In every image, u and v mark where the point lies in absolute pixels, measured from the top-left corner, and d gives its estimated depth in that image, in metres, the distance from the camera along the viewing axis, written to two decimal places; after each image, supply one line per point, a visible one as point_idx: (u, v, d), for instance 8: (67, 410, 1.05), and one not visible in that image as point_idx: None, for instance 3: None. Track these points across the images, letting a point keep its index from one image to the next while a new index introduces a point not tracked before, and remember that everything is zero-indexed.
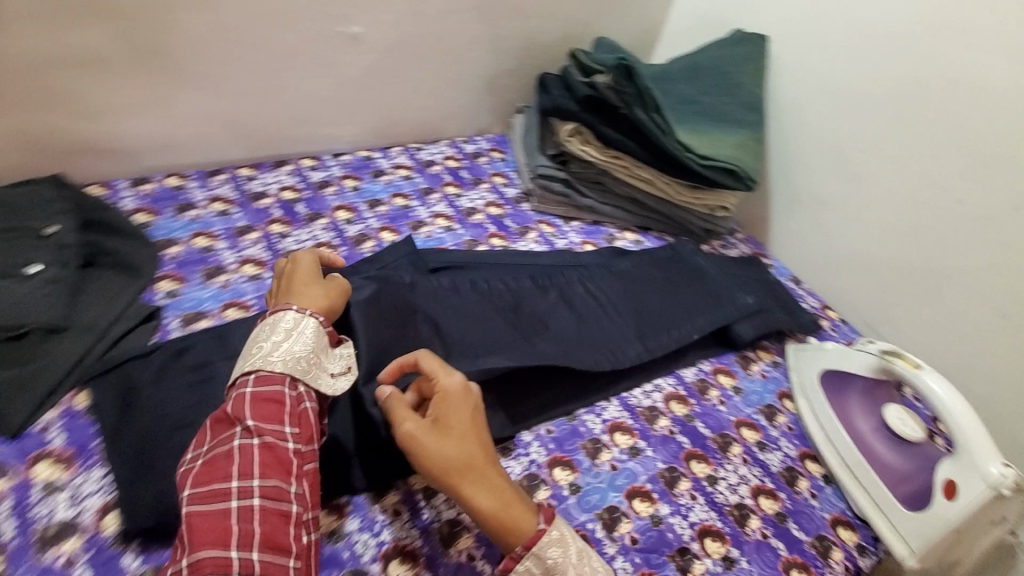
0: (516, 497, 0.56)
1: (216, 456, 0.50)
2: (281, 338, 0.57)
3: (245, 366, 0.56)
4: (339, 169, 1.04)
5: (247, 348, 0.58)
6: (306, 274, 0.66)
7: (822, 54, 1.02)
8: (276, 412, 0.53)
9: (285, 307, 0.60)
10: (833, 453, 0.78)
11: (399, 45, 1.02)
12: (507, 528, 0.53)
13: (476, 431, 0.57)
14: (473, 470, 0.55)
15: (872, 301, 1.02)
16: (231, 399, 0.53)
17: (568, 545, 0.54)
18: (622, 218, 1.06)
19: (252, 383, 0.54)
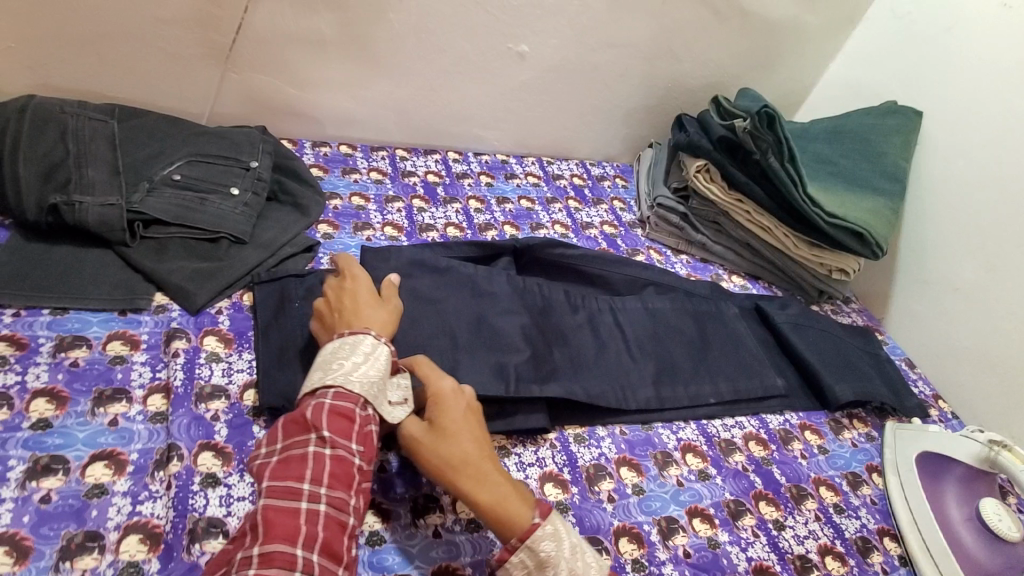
0: (515, 491, 0.57)
1: (291, 458, 0.53)
2: (359, 360, 0.59)
3: (324, 379, 0.57)
4: (478, 165, 1.17)
5: (322, 366, 0.59)
6: (368, 292, 0.67)
7: (991, 139, 0.97)
8: (346, 424, 0.55)
9: (364, 331, 0.61)
10: (914, 532, 0.73)
11: (557, 67, 1.13)
12: (502, 521, 0.55)
13: (469, 427, 0.59)
14: (468, 465, 0.57)
15: (997, 406, 0.93)
16: (307, 406, 0.55)
17: (560, 539, 0.54)
18: (732, 262, 1.07)
19: (330, 396, 0.56)
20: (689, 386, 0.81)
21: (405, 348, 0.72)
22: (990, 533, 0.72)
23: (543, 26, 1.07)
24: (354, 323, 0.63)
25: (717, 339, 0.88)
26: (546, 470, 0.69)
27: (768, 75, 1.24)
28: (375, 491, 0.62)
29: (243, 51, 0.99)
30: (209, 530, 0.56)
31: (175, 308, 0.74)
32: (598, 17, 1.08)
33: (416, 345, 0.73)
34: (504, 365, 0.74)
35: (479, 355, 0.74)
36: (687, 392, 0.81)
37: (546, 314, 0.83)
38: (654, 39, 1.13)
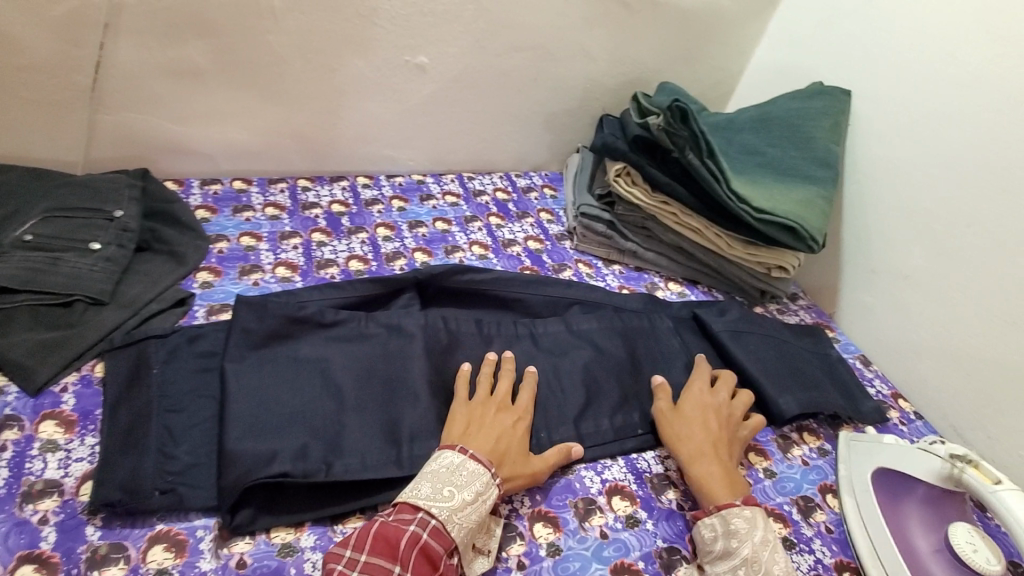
0: (727, 478, 0.65)
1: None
2: (468, 498, 0.56)
3: (432, 503, 0.54)
4: (390, 189, 1.09)
5: (435, 480, 0.56)
6: (518, 432, 0.65)
7: (916, 113, 0.90)
8: (428, 572, 0.52)
9: (486, 468, 0.58)
10: (877, 567, 0.63)
11: (464, 76, 1.06)
12: (712, 491, 0.64)
13: (703, 420, 0.71)
14: (700, 444, 0.68)
15: (958, 400, 0.86)
16: (406, 531, 0.52)
17: (755, 526, 0.59)
18: (667, 267, 1.00)
19: (429, 530, 0.53)
20: (615, 417, 0.73)
21: (270, 416, 0.62)
22: (965, 567, 0.60)
23: (440, 35, 1.00)
24: (483, 448, 0.61)
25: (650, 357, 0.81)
26: None
27: (691, 67, 1.17)
28: None
29: (109, 89, 0.90)
30: None
31: (12, 390, 0.64)
32: (497, 20, 1.01)
33: (291, 407, 0.64)
34: (397, 421, 0.65)
35: (367, 410, 0.65)
36: (610, 425, 0.72)
37: (455, 353, 0.73)
38: (563, 38, 1.06)
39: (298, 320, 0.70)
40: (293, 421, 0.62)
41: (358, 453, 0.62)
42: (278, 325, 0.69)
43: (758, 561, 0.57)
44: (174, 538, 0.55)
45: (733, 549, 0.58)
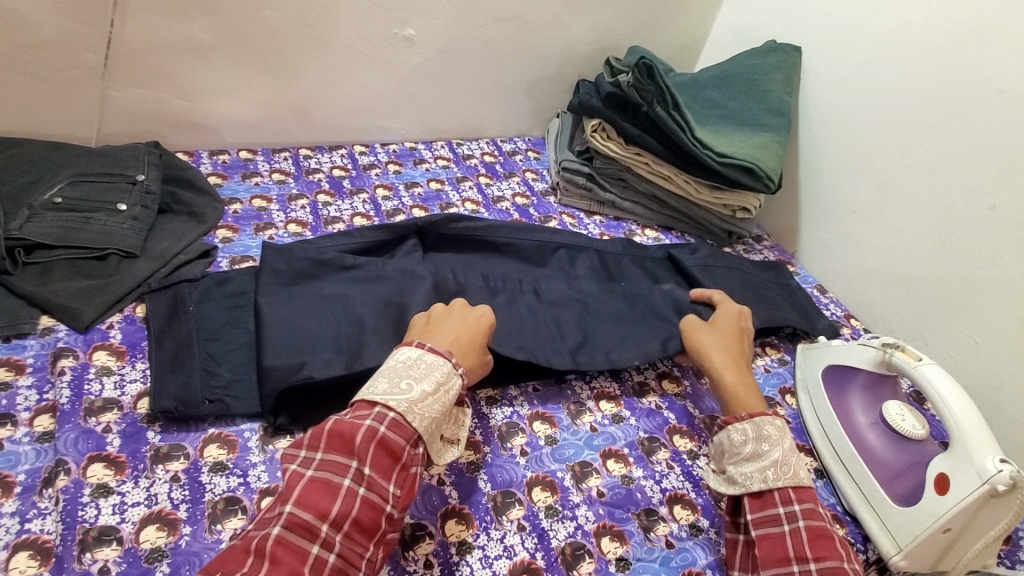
0: (755, 394, 0.72)
1: (324, 481, 0.53)
2: (427, 389, 0.60)
3: (391, 399, 0.58)
4: (385, 155, 1.17)
5: (393, 374, 0.60)
6: (475, 333, 0.69)
7: (857, 63, 1.01)
8: (387, 462, 0.56)
9: (444, 360, 0.62)
10: (826, 445, 0.75)
11: (448, 48, 1.14)
12: (746, 402, 0.70)
13: (739, 341, 0.79)
14: (737, 359, 0.76)
15: (900, 314, 0.97)
16: (360, 427, 0.55)
17: (786, 434, 0.65)
18: (643, 216, 1.10)
19: (385, 425, 0.56)
20: (611, 353, 0.80)
21: (296, 339, 0.71)
22: (895, 433, 0.71)
23: (425, 8, 1.08)
24: (438, 344, 0.65)
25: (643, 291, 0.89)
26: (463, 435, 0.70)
27: (658, 33, 1.27)
28: (276, 478, 0.62)
29: (120, 66, 0.97)
30: (101, 539, 0.55)
31: (63, 328, 0.72)
32: None
33: (317, 330, 0.72)
34: None
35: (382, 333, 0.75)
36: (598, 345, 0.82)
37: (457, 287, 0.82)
38: (538, 9, 1.15)
39: (321, 262, 0.80)
40: (320, 343, 0.71)
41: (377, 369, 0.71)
42: (305, 266, 0.79)
43: (787, 463, 0.63)
44: (225, 438, 0.65)
45: (763, 452, 0.64)
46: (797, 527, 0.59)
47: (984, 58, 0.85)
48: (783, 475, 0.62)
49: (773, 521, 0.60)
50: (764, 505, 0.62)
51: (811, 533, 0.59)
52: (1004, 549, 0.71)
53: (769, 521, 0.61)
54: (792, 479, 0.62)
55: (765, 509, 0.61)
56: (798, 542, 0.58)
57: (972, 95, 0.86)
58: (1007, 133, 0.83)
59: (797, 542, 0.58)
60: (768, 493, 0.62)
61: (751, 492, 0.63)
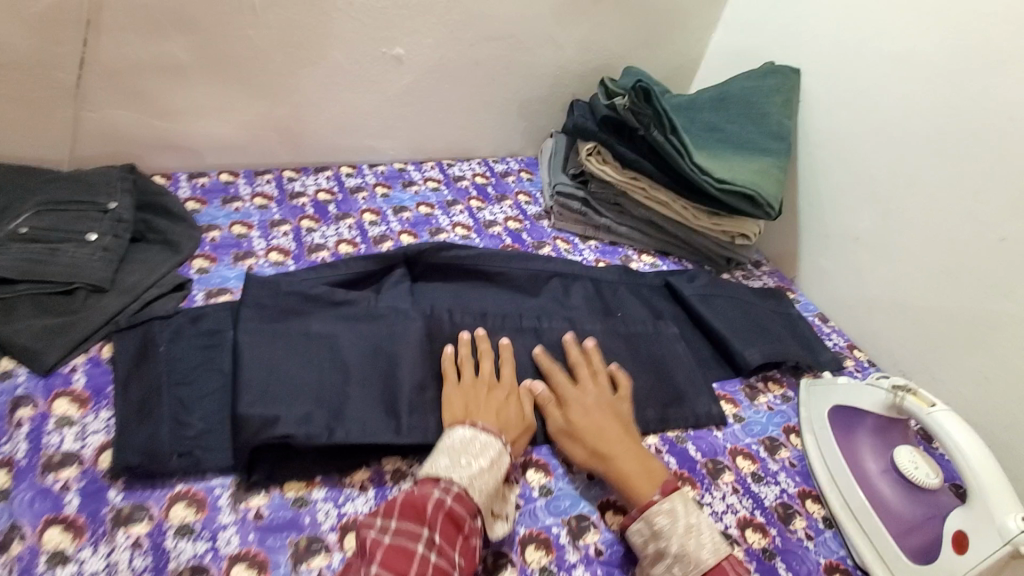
0: (644, 474, 0.65)
1: (400, 546, 0.53)
2: (483, 466, 0.61)
3: (451, 474, 0.59)
4: (373, 177, 1.13)
5: (451, 452, 0.62)
6: (517, 406, 0.71)
7: (857, 88, 0.98)
8: (454, 532, 0.56)
9: (496, 436, 0.64)
10: (835, 492, 0.71)
11: (438, 67, 1.11)
12: (634, 490, 0.64)
13: (596, 421, 0.69)
14: (603, 447, 0.67)
15: (904, 346, 0.94)
16: (430, 496, 0.57)
17: (675, 518, 0.60)
18: (640, 241, 1.07)
19: (450, 496, 0.57)
20: None
21: (272, 383, 0.66)
22: (907, 482, 0.68)
23: (414, 26, 1.04)
24: (488, 420, 0.67)
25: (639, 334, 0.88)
26: None
27: (653, 53, 1.24)
28: (249, 542, 0.58)
29: (95, 87, 0.92)
30: None
31: (22, 372, 0.67)
32: (469, 11, 1.06)
33: (297, 375, 0.68)
34: (396, 384, 0.70)
35: (367, 376, 0.71)
36: None
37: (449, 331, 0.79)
38: (531, 28, 1.12)
39: (311, 297, 0.77)
40: (301, 389, 0.67)
41: (359, 418, 0.66)
42: (293, 303, 0.75)
43: (687, 554, 0.59)
44: (193, 496, 0.60)
45: (662, 550, 0.59)
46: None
47: (990, 86, 0.83)
48: (687, 567, 0.58)
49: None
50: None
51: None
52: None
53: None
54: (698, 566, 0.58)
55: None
56: None
57: (977, 124, 0.84)
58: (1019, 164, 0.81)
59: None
60: None
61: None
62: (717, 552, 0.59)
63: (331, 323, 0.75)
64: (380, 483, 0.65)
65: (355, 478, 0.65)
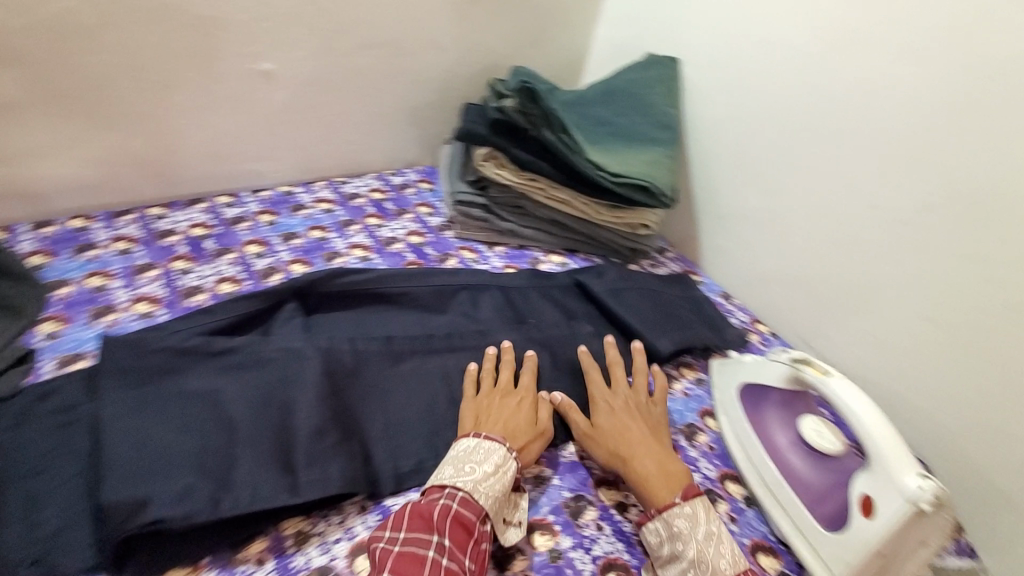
0: (663, 476, 0.67)
1: (411, 554, 0.54)
2: (489, 473, 0.62)
3: (455, 481, 0.60)
4: (256, 205, 1.04)
5: (456, 461, 0.63)
6: (527, 412, 0.72)
7: (731, 74, 1.02)
8: (464, 537, 0.57)
9: (501, 442, 0.65)
10: (751, 471, 0.73)
11: (315, 80, 1.03)
12: (652, 492, 0.65)
13: (625, 423, 0.73)
14: (628, 449, 0.70)
15: (802, 315, 0.99)
16: (437, 504, 0.58)
17: (696, 523, 0.62)
18: (546, 242, 1.06)
19: (457, 502, 0.59)
20: None
21: (143, 458, 0.59)
22: (815, 452, 0.71)
23: (282, 38, 0.97)
24: (494, 429, 0.68)
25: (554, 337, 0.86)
26: (359, 540, 0.61)
27: (539, 52, 1.23)
28: None
29: None
30: None
31: None
32: (340, 19, 0.99)
33: (173, 446, 0.61)
34: (292, 437, 0.64)
35: (258, 433, 0.64)
36: None
37: (351, 366, 0.72)
38: (411, 33, 1.07)
39: (183, 351, 0.69)
40: (178, 461, 0.60)
41: (250, 484, 0.60)
42: (164, 360, 0.67)
43: (704, 560, 0.60)
44: None
45: (679, 552, 0.61)
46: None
47: (844, 62, 0.88)
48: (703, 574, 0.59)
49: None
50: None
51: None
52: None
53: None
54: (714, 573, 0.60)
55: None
56: None
57: (837, 98, 0.89)
58: (876, 134, 0.86)
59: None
60: None
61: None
62: (734, 564, 0.61)
63: (213, 377, 0.67)
64: (280, 551, 0.59)
65: (251, 551, 0.59)
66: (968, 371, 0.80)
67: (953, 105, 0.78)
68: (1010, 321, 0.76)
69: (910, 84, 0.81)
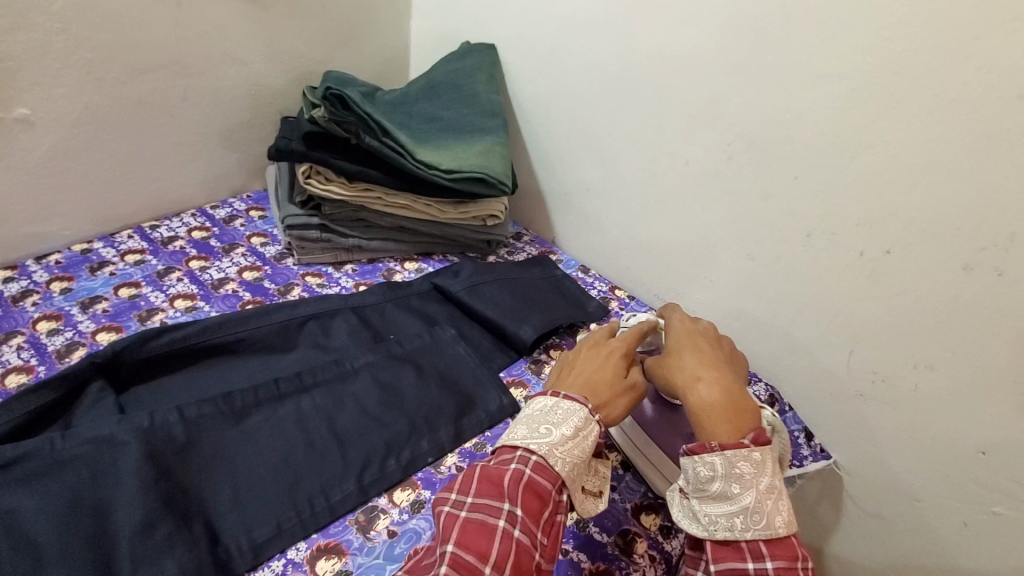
0: (730, 413, 0.60)
1: (478, 522, 0.52)
2: (568, 437, 0.59)
3: (532, 444, 0.58)
4: (45, 273, 0.88)
5: (531, 422, 0.60)
6: (608, 365, 0.67)
7: (546, 53, 1.04)
8: (537, 507, 0.55)
9: (581, 403, 0.61)
10: (623, 439, 0.77)
11: (89, 118, 0.89)
12: (716, 427, 0.59)
13: (701, 361, 0.66)
14: (697, 382, 0.64)
15: (653, 273, 1.04)
16: (507, 470, 0.56)
17: (760, 473, 0.56)
18: (397, 250, 1.02)
19: (532, 467, 0.56)
20: (401, 454, 0.71)
21: None
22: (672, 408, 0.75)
23: (29, 76, 0.81)
24: (573, 388, 0.65)
25: (419, 350, 0.83)
26: None
27: (355, 51, 1.17)
28: None
29: None
30: None
31: None
32: (102, 45, 0.86)
33: None
34: (112, 546, 0.55)
35: (67, 552, 0.54)
36: (378, 437, 0.71)
37: (181, 441, 0.64)
38: (198, 50, 0.95)
39: None
40: None
41: None
42: None
43: (761, 510, 0.55)
44: None
45: (733, 496, 0.56)
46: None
47: (638, 30, 0.91)
48: (754, 525, 0.55)
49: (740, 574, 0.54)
50: (731, 554, 0.55)
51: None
52: (793, 453, 0.91)
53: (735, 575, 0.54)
54: (767, 530, 0.55)
55: (732, 558, 0.55)
56: None
57: (641, 66, 0.93)
58: (677, 94, 0.90)
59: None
60: (737, 543, 0.55)
61: (717, 540, 0.56)
62: (792, 524, 0.55)
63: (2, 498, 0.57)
64: None
65: None
66: (790, 297, 0.89)
67: (733, 60, 0.84)
68: (811, 248, 0.84)
69: (695, 46, 0.86)
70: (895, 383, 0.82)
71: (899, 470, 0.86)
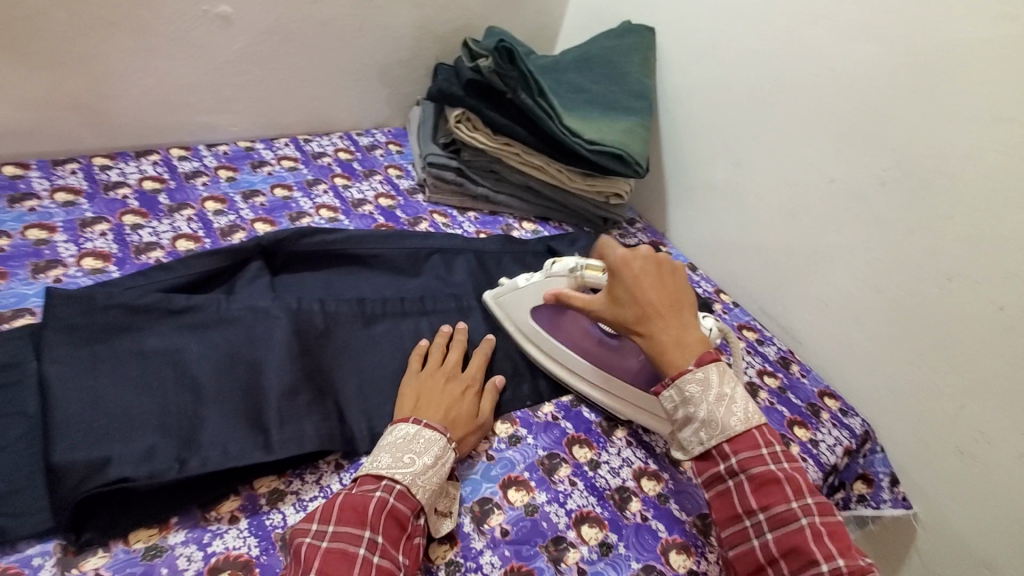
0: (678, 346, 0.64)
1: (340, 551, 0.51)
2: (427, 462, 0.59)
3: (393, 471, 0.57)
4: (213, 159, 0.98)
5: (394, 450, 0.59)
6: (467, 398, 0.68)
7: (704, 48, 1.04)
8: (397, 532, 0.54)
9: (442, 433, 0.61)
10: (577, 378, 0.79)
11: (278, 29, 0.97)
12: (667, 365, 0.64)
13: (641, 297, 0.66)
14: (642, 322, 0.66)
15: (762, 283, 1.03)
16: (372, 497, 0.54)
17: (708, 388, 0.61)
18: (519, 208, 1.06)
19: (394, 494, 0.55)
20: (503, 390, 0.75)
21: (103, 420, 0.56)
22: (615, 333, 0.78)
23: None
24: (434, 416, 0.64)
25: None
26: None
27: (515, 14, 1.20)
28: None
29: None
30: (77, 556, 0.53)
31: None
32: None
33: (132, 408, 0.58)
34: (263, 401, 0.62)
35: (227, 398, 0.61)
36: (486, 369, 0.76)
37: (327, 331, 0.70)
38: None
39: (138, 309, 0.64)
40: (138, 424, 0.57)
41: (217, 445, 0.58)
42: (118, 317, 0.63)
43: (715, 420, 0.60)
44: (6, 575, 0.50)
45: (692, 414, 0.62)
46: (739, 479, 0.59)
47: (812, 39, 0.90)
48: (715, 433, 0.60)
49: (717, 476, 0.60)
50: (708, 464, 0.61)
51: (755, 482, 0.58)
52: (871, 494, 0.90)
53: (714, 478, 0.61)
54: (726, 430, 0.60)
55: (710, 468, 0.61)
56: (743, 496, 0.58)
57: (803, 75, 0.92)
58: (835, 109, 0.89)
59: (742, 496, 0.58)
60: (708, 452, 0.61)
61: (695, 456, 0.62)
62: (745, 417, 0.61)
63: (178, 337, 0.64)
64: (255, 507, 0.59)
65: (222, 511, 0.58)
66: (907, 337, 0.86)
67: (907, 83, 0.81)
68: (944, 291, 0.81)
69: (871, 63, 0.84)
70: (1001, 447, 0.79)
71: (984, 538, 0.82)
